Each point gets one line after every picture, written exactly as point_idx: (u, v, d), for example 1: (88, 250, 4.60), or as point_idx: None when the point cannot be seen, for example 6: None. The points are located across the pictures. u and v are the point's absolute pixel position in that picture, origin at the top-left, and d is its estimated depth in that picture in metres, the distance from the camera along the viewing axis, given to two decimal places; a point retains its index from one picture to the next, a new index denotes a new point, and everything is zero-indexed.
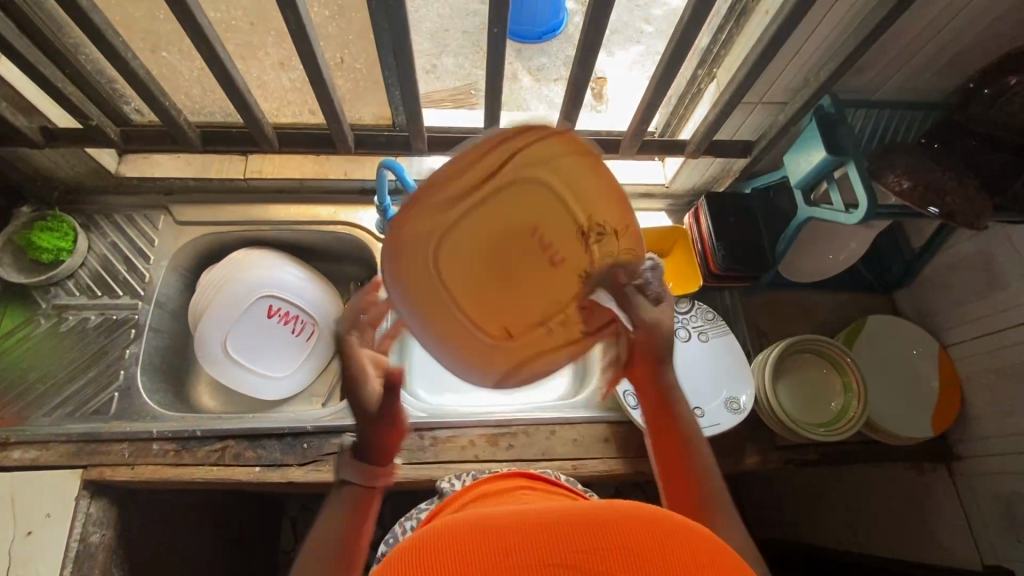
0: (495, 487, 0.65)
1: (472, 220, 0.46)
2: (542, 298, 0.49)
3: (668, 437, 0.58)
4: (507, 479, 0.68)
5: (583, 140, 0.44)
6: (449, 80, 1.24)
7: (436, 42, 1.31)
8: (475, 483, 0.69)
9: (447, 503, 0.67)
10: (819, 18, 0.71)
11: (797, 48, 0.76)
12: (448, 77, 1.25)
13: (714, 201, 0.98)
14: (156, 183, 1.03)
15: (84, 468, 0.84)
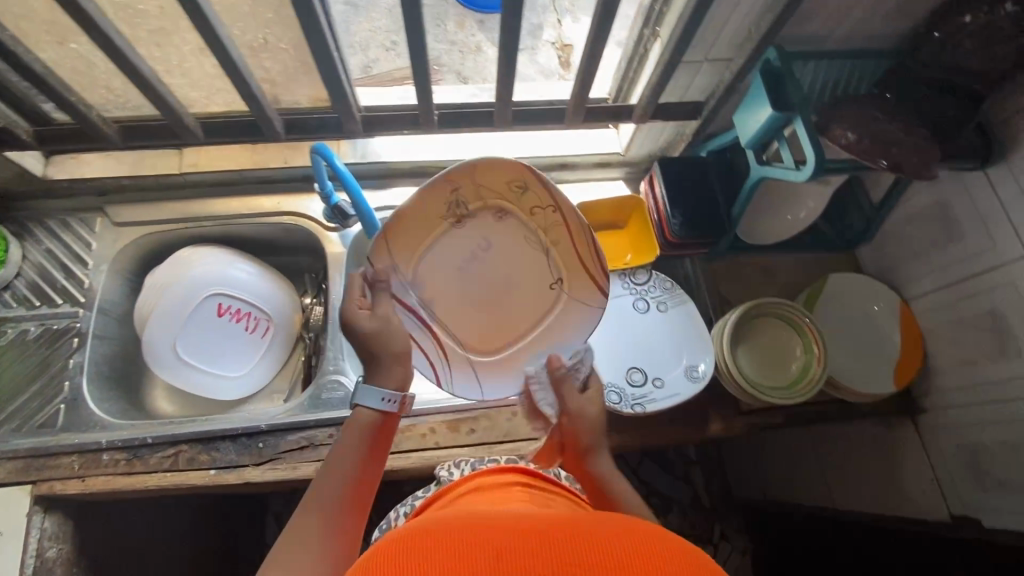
0: (491, 478, 0.63)
1: (446, 302, 0.69)
2: (525, 263, 0.69)
3: (600, 507, 0.68)
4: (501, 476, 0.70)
5: (390, 227, 0.62)
6: None
7: None
8: (473, 474, 0.67)
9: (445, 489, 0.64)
10: None
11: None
12: None
13: (667, 169, 0.96)
14: (88, 184, 0.98)
15: (34, 484, 0.81)
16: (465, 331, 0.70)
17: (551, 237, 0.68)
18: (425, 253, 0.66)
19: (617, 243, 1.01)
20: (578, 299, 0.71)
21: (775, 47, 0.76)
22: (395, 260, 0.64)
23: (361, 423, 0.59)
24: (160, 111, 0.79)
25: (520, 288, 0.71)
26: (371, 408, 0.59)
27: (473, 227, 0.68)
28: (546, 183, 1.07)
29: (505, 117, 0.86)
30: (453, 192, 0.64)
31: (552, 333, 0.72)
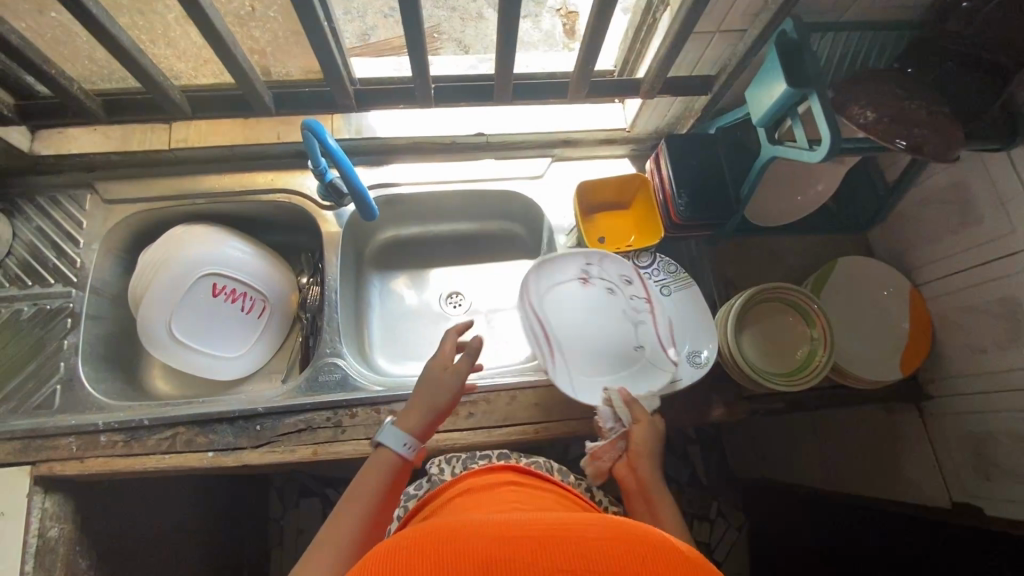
0: (480, 483, 0.68)
1: (560, 336, 0.82)
2: (623, 324, 0.85)
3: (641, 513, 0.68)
4: (493, 472, 0.70)
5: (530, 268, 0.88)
6: None
7: None
8: (461, 477, 0.72)
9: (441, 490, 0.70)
10: None
11: None
12: None
13: (675, 146, 0.92)
14: (76, 160, 0.95)
15: (33, 465, 0.82)
16: (570, 354, 0.81)
17: (651, 311, 0.85)
18: (555, 296, 0.84)
19: (620, 225, 0.98)
20: (661, 359, 0.83)
21: (794, 19, 0.71)
22: (536, 291, 0.84)
23: (387, 460, 0.67)
24: (144, 83, 0.75)
25: (617, 347, 0.83)
26: (394, 449, 0.67)
27: (594, 291, 0.86)
28: (549, 159, 1.04)
29: (505, 91, 0.82)
30: (600, 255, 0.86)
31: (633, 381, 0.81)
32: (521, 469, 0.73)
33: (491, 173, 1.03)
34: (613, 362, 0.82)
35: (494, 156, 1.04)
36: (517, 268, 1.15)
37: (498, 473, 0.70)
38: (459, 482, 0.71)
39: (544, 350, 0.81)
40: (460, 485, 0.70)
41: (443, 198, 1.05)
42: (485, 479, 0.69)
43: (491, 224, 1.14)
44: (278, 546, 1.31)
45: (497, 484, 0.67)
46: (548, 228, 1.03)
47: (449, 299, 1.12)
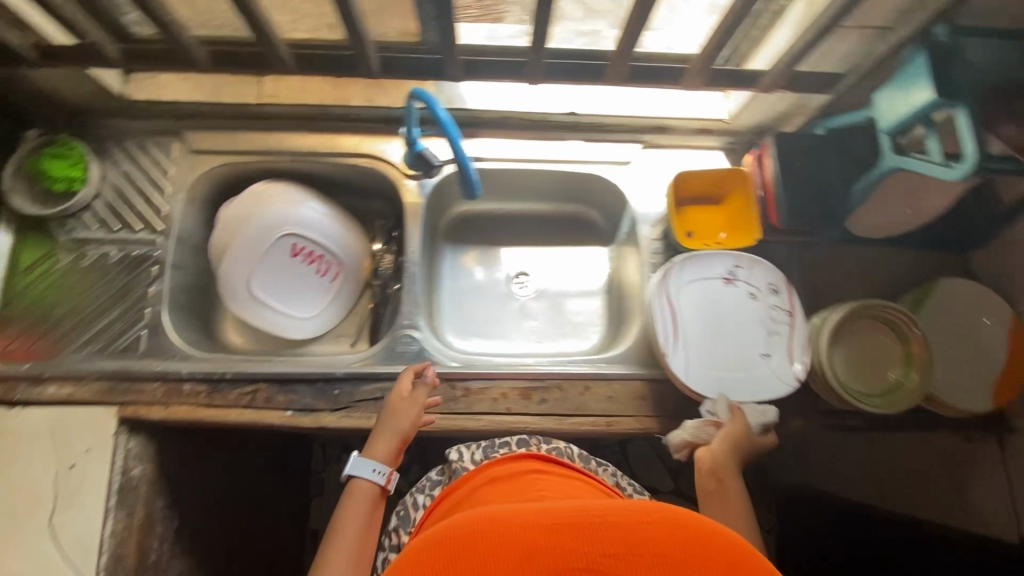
0: (502, 473, 0.73)
1: (690, 329, 0.84)
2: (755, 331, 0.85)
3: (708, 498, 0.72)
4: (516, 462, 0.75)
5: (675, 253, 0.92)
6: None
7: None
8: (481, 467, 0.77)
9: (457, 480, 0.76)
10: None
11: None
12: None
13: (785, 146, 0.87)
14: (166, 107, 0.94)
15: (120, 406, 0.84)
16: (695, 346, 0.84)
17: (790, 326, 0.85)
18: (694, 288, 0.86)
19: (710, 220, 0.94)
20: (784, 375, 0.83)
21: (948, 23, 0.67)
22: (677, 279, 0.86)
23: (361, 492, 0.76)
24: (255, 35, 0.73)
25: (744, 352, 0.84)
26: (365, 477, 0.76)
27: (734, 293, 0.87)
28: (639, 145, 1.00)
29: (619, 72, 0.78)
30: (750, 260, 0.87)
31: (747, 390, 0.82)
32: (545, 457, 0.77)
33: (578, 155, 0.99)
34: (734, 367, 0.83)
35: (583, 137, 1.00)
36: (587, 253, 1.12)
37: (524, 463, 0.75)
38: (476, 477, 0.75)
39: (669, 336, 0.83)
40: (488, 473, 0.74)
41: (526, 176, 1.02)
42: (505, 470, 0.74)
43: (565, 206, 1.12)
44: (319, 498, 1.35)
45: (518, 474, 0.73)
46: (631, 217, 1.00)
47: (516, 279, 1.11)
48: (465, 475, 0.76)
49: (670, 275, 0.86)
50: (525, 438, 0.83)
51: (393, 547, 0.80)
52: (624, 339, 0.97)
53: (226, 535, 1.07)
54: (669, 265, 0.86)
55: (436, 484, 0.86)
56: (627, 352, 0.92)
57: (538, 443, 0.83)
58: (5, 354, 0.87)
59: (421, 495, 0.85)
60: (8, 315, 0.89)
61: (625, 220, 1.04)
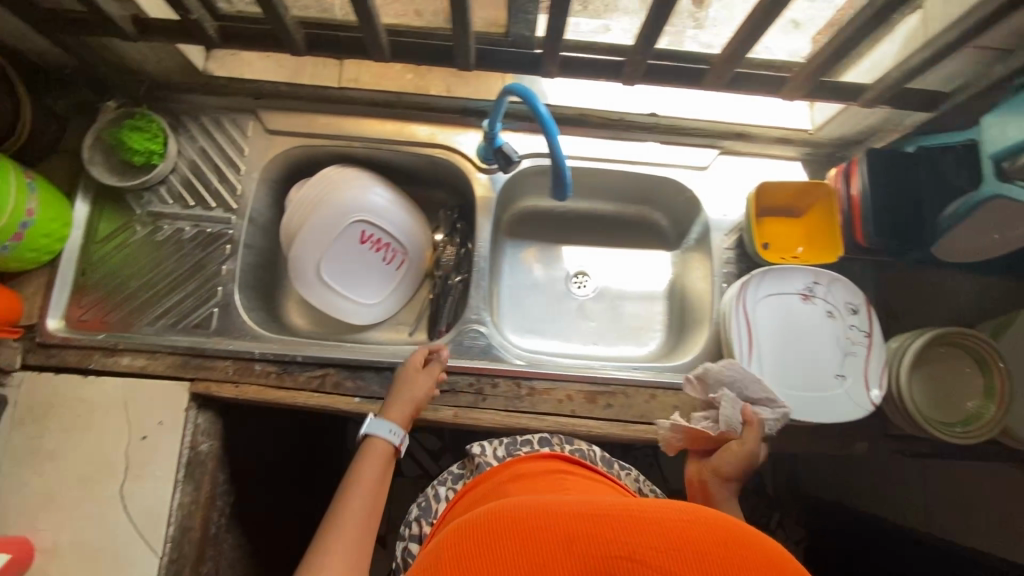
0: (528, 471, 0.70)
1: (763, 343, 0.84)
2: (831, 351, 0.83)
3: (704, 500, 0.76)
4: (545, 462, 0.72)
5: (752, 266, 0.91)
6: None
7: None
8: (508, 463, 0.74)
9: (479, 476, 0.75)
10: None
11: None
12: None
13: (876, 163, 0.84)
14: (245, 85, 0.94)
15: (191, 381, 0.85)
16: (768, 362, 0.83)
17: (867, 348, 0.83)
18: (770, 302, 0.85)
19: (788, 233, 0.93)
20: (860, 398, 0.81)
21: None
22: (754, 291, 0.85)
23: (374, 450, 0.78)
24: (357, 21, 0.71)
25: (818, 370, 0.83)
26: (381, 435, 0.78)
27: (811, 309, 0.85)
28: (716, 151, 0.97)
29: (719, 78, 0.76)
30: (830, 278, 0.86)
31: (820, 409, 0.81)
32: (570, 458, 0.76)
33: (653, 157, 0.97)
34: (808, 386, 0.82)
35: (660, 138, 0.98)
36: (649, 257, 1.11)
37: (549, 462, 0.73)
38: (502, 473, 0.73)
39: (743, 351, 0.83)
40: (515, 468, 0.72)
41: (597, 175, 1.00)
42: (531, 467, 0.71)
43: (630, 207, 1.10)
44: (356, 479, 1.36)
45: (547, 474, 0.69)
46: (704, 223, 0.98)
47: (575, 279, 1.10)
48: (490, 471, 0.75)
49: (747, 287, 0.85)
50: (546, 437, 0.83)
51: (413, 536, 0.79)
52: (688, 347, 0.96)
53: (273, 511, 1.08)
54: (747, 278, 0.85)
55: (457, 478, 0.85)
56: (694, 362, 0.91)
57: (559, 444, 0.83)
58: (81, 323, 0.88)
59: (442, 487, 0.84)
60: (84, 284, 0.90)
61: (695, 226, 1.02)
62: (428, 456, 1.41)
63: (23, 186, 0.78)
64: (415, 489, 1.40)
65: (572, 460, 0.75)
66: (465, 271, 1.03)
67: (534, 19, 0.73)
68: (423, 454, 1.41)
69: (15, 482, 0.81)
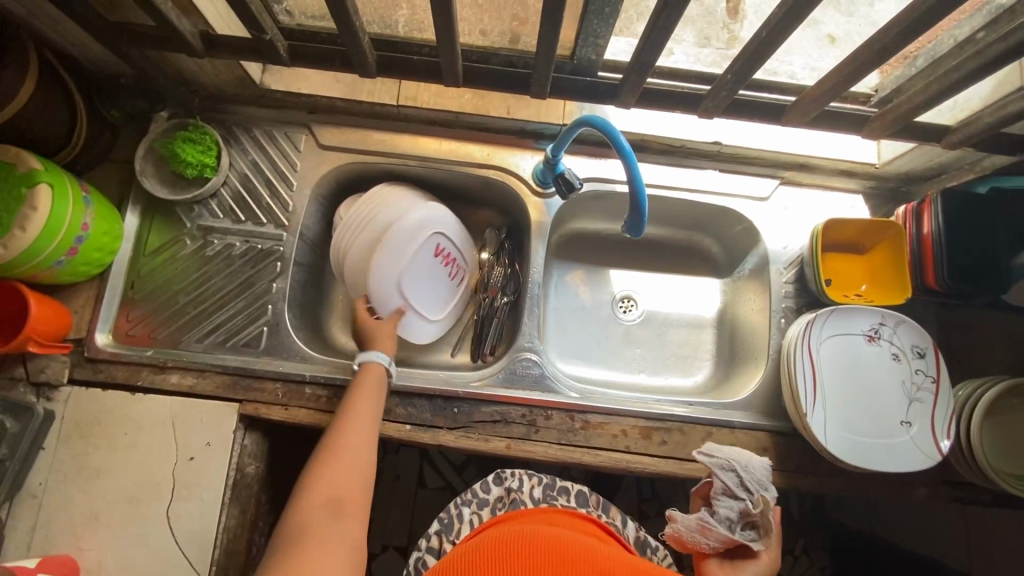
0: (561, 522, 0.63)
1: (829, 386, 0.81)
2: (897, 396, 0.81)
3: None
4: (575, 518, 0.65)
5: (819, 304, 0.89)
6: None
7: None
8: (535, 511, 0.66)
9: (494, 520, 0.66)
10: None
11: None
12: None
13: (952, 203, 0.82)
14: (301, 99, 0.92)
15: (241, 403, 0.84)
16: (833, 405, 0.81)
17: (934, 394, 0.81)
18: (834, 342, 0.83)
19: (850, 270, 0.91)
20: (927, 447, 0.79)
21: None
22: (818, 329, 0.83)
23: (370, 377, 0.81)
24: (436, 48, 0.69)
25: (884, 415, 0.80)
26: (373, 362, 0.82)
27: (876, 350, 0.83)
28: (777, 182, 0.95)
29: (801, 115, 0.73)
30: (897, 320, 0.83)
31: (886, 457, 0.78)
32: (603, 526, 0.68)
33: (712, 185, 0.95)
34: (874, 433, 0.79)
35: (719, 167, 0.95)
36: (698, 284, 1.08)
37: (579, 523, 0.65)
38: (533, 515, 0.64)
39: (809, 393, 0.80)
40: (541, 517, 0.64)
41: (652, 201, 0.98)
42: (563, 521, 0.63)
43: (681, 232, 1.07)
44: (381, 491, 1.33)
45: (582, 531, 0.62)
46: (762, 254, 0.96)
47: (621, 303, 1.07)
48: (520, 509, 0.66)
49: (813, 326, 0.83)
50: (585, 493, 0.80)
51: (430, 548, 0.73)
52: (742, 382, 0.94)
53: None
54: (813, 317, 0.83)
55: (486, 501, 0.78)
56: (751, 399, 0.89)
57: (596, 503, 0.80)
58: (129, 338, 0.87)
59: (466, 508, 0.77)
60: (133, 297, 0.88)
61: (751, 257, 1.00)
62: (452, 469, 1.33)
63: (80, 201, 0.77)
64: (438, 502, 1.30)
65: (605, 530, 0.68)
66: (511, 292, 1.00)
67: (603, 44, 0.71)
68: (445, 466, 1.33)
69: (61, 499, 0.80)
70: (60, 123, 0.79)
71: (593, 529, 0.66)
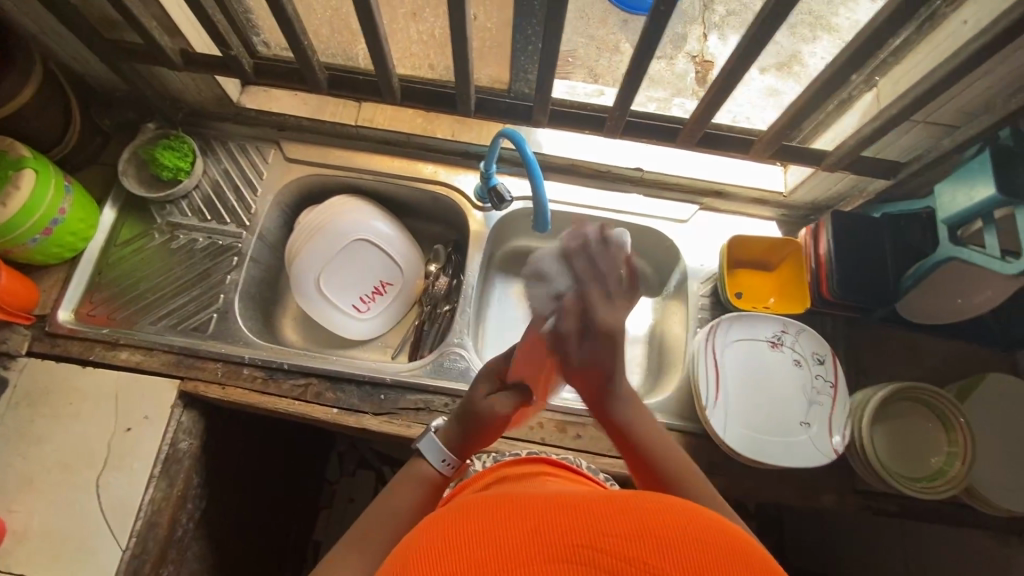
0: (516, 471, 0.61)
1: (731, 386, 0.86)
2: (798, 398, 0.86)
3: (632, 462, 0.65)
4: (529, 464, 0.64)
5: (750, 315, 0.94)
6: (584, 75, 1.22)
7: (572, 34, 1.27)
8: (495, 467, 0.65)
9: (464, 486, 0.62)
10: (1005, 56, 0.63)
11: (970, 80, 0.68)
12: (582, 72, 1.22)
13: (842, 224, 0.90)
14: (271, 117, 1.04)
15: (181, 380, 0.89)
16: (734, 403, 0.85)
17: (832, 398, 0.85)
18: (737, 346, 0.89)
19: (760, 285, 0.99)
20: (823, 446, 0.82)
21: (1013, 128, 0.69)
22: (720, 333, 0.89)
23: (417, 474, 0.64)
24: (374, 69, 0.82)
25: (784, 417, 0.85)
26: (430, 464, 0.65)
27: (779, 355, 0.89)
28: (696, 207, 1.04)
29: (691, 137, 0.84)
30: (797, 326, 0.89)
31: (788, 454, 0.82)
32: (559, 464, 0.68)
33: (636, 207, 1.04)
34: (772, 433, 0.83)
35: (643, 192, 1.05)
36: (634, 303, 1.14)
37: (532, 465, 0.64)
38: (494, 473, 0.63)
39: (710, 391, 0.85)
40: (497, 471, 0.62)
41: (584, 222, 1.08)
42: (521, 469, 0.62)
43: None
44: (330, 506, 1.33)
45: (534, 474, 0.61)
46: (682, 271, 1.03)
47: None
48: (479, 468, 0.65)
49: (717, 330, 0.89)
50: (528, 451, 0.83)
51: None
52: (660, 388, 0.99)
53: (240, 527, 1.07)
54: (717, 322, 0.89)
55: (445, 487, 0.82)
56: (665, 403, 0.93)
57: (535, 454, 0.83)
58: (89, 318, 0.94)
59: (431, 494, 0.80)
60: (99, 282, 0.97)
61: (675, 275, 1.07)
62: None
63: (61, 188, 0.87)
64: None
65: (564, 468, 0.67)
66: (453, 300, 1.07)
67: (532, 78, 0.83)
68: None
69: None
70: (56, 123, 0.91)
71: (545, 470, 0.65)
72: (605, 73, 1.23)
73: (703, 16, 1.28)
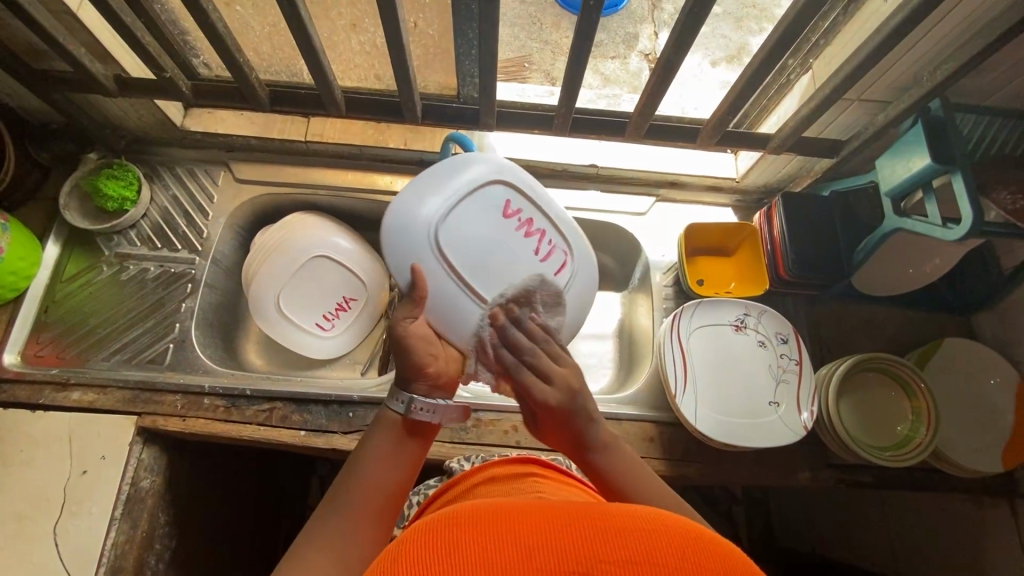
0: (496, 475, 0.59)
1: (699, 371, 0.87)
2: (765, 377, 0.87)
3: None
4: (508, 466, 0.61)
5: None
6: (538, 78, 1.22)
7: (521, 41, 1.28)
8: (478, 468, 0.63)
9: (450, 483, 0.62)
10: (923, 32, 0.67)
11: (896, 58, 0.71)
12: (536, 75, 1.23)
13: (792, 205, 0.91)
14: (218, 138, 1.02)
15: (139, 416, 0.86)
16: (702, 389, 0.86)
17: (798, 375, 0.86)
18: (701, 330, 0.89)
19: (720, 271, 1.01)
20: (793, 424, 0.83)
21: (941, 98, 0.71)
22: (684, 320, 0.89)
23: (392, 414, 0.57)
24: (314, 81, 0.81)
25: (752, 398, 0.85)
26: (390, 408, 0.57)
27: (744, 336, 0.90)
28: (652, 199, 1.05)
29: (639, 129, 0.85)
30: (760, 308, 0.90)
31: (758, 434, 0.82)
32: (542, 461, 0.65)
33: (594, 204, 1.05)
34: (743, 415, 0.84)
35: (599, 188, 1.06)
36: (602, 301, 1.14)
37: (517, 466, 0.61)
38: (476, 477, 0.60)
39: (679, 380, 0.85)
40: (481, 475, 0.60)
41: None
42: (507, 471, 0.60)
43: None
44: None
45: (517, 475, 0.59)
46: (644, 264, 1.04)
47: None
48: (457, 474, 0.62)
49: (680, 320, 0.89)
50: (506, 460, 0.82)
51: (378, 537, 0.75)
52: (630, 381, 0.99)
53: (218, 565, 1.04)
54: (680, 310, 0.89)
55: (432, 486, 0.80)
56: (637, 396, 0.93)
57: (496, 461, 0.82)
58: (37, 358, 0.90)
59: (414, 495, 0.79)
60: (45, 321, 0.93)
61: (637, 267, 1.08)
62: None
63: None
64: None
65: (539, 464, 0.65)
66: None
67: (479, 81, 0.82)
68: None
69: None
70: None
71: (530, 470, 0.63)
72: (557, 76, 1.24)
73: (651, 14, 1.33)
